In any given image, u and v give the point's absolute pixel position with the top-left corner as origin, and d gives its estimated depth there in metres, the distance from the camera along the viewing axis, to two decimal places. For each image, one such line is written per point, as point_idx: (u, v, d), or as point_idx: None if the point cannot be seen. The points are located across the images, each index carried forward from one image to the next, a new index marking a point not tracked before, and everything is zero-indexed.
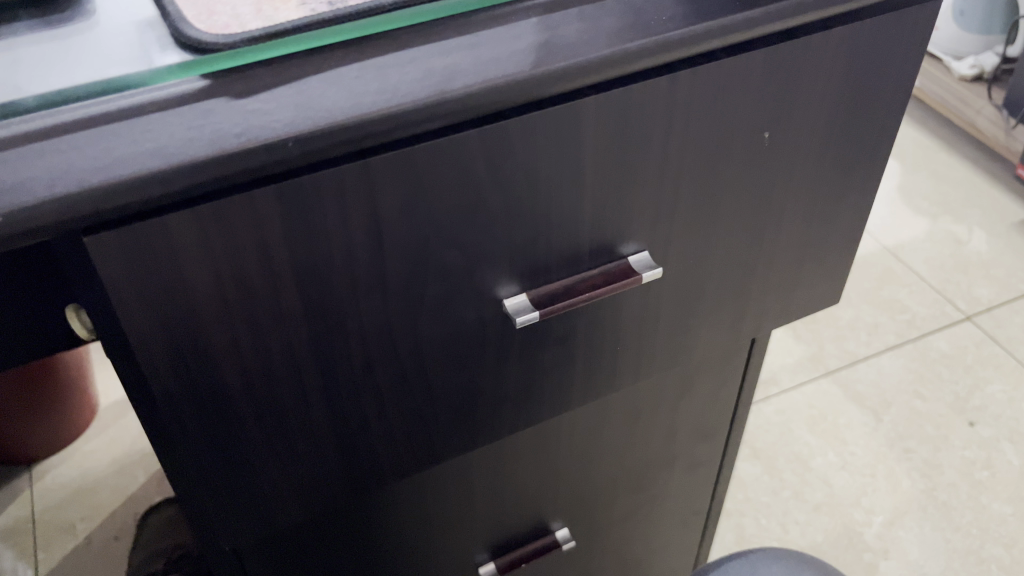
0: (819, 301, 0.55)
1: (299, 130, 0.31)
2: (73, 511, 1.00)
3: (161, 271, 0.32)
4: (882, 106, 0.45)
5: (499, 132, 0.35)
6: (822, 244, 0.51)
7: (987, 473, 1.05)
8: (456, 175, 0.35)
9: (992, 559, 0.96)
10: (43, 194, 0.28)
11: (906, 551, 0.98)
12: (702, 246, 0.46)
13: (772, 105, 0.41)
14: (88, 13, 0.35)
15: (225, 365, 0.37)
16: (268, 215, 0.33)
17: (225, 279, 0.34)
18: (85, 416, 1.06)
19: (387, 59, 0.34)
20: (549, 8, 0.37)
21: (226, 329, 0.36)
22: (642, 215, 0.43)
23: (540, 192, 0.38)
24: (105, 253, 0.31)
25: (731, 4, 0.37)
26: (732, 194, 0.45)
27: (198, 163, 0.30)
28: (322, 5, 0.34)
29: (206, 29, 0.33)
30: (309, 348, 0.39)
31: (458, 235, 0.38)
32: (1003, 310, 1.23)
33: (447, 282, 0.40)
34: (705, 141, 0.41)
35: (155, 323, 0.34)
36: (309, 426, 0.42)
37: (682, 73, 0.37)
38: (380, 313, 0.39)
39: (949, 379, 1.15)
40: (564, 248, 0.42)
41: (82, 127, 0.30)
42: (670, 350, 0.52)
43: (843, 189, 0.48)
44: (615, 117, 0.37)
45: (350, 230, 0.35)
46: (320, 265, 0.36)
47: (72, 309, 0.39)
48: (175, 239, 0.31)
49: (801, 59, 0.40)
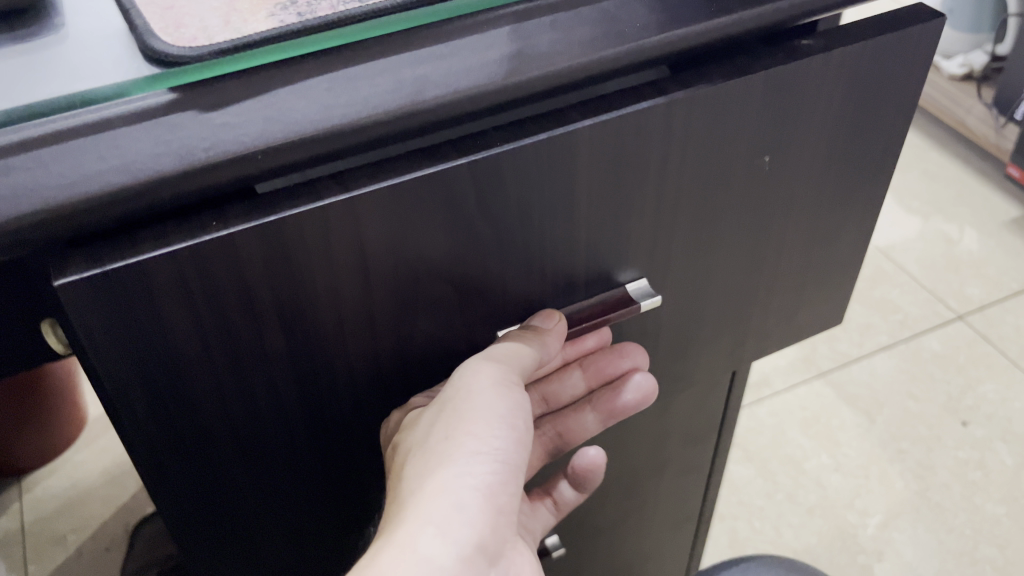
0: (820, 322, 0.55)
1: (267, 142, 0.31)
2: (63, 523, 0.99)
3: (138, 316, 0.32)
4: (884, 128, 0.45)
5: (490, 163, 0.35)
6: (824, 262, 0.51)
7: (980, 474, 1.04)
8: (445, 210, 0.35)
9: (986, 560, 0.96)
10: (10, 213, 0.28)
11: (900, 553, 0.97)
12: (705, 270, 0.46)
13: (773, 130, 0.41)
14: (58, 27, 0.35)
15: (207, 407, 0.36)
16: (248, 257, 0.32)
17: (207, 324, 0.33)
18: (75, 425, 1.05)
19: (358, 70, 0.33)
20: (522, 17, 0.36)
21: (207, 372, 0.35)
22: (639, 243, 0.42)
23: (534, 222, 0.38)
24: (77, 299, 0.30)
25: (707, 9, 0.37)
26: (733, 221, 0.45)
27: (163, 179, 0.30)
28: (291, 16, 0.34)
29: (173, 42, 0.32)
30: (295, 386, 0.38)
31: (449, 270, 0.38)
32: (995, 309, 1.22)
33: (439, 316, 0.40)
34: (704, 165, 0.41)
35: (133, 368, 0.33)
36: (296, 455, 0.42)
37: (677, 98, 0.37)
38: (368, 348, 0.39)
39: (942, 378, 1.15)
40: (559, 276, 0.42)
41: (47, 143, 0.29)
42: (669, 375, 0.53)
43: (845, 211, 0.48)
44: (607, 147, 0.37)
45: (337, 272, 0.35)
46: (305, 304, 0.35)
47: (48, 324, 0.39)
48: (151, 283, 0.31)
49: (802, 82, 0.40)
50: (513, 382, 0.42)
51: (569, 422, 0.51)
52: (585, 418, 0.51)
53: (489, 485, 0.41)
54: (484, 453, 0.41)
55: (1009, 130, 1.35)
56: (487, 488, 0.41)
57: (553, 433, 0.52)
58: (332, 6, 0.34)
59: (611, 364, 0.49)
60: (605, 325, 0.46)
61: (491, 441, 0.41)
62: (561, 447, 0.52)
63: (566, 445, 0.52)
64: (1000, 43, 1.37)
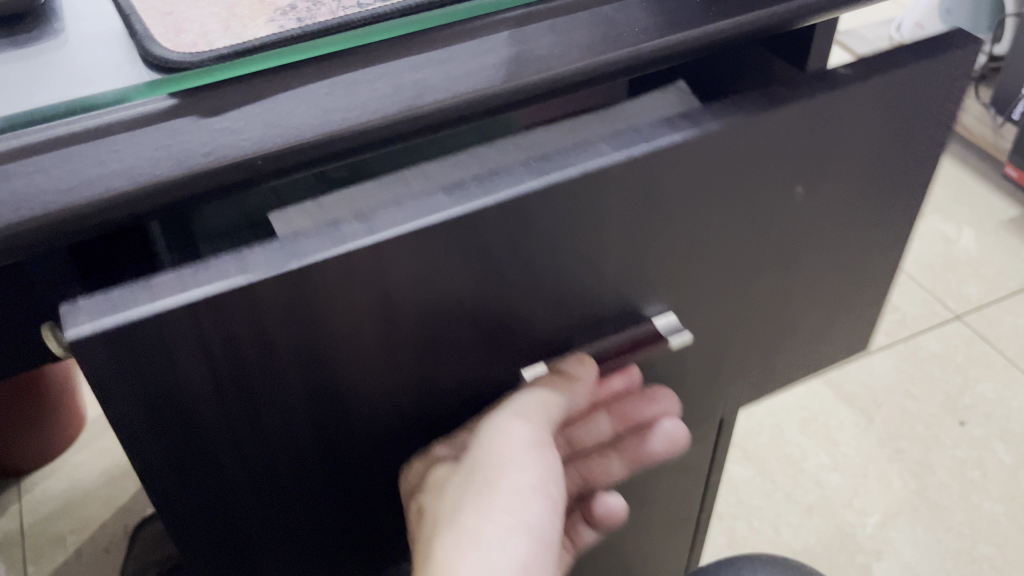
0: (846, 345, 0.55)
1: (266, 149, 0.31)
2: (62, 524, 0.99)
3: (153, 372, 0.30)
4: (914, 154, 0.45)
5: (522, 204, 0.33)
6: (850, 288, 0.51)
7: (978, 473, 1.05)
8: (476, 254, 0.34)
9: (984, 559, 0.96)
10: (10, 218, 0.28)
11: (898, 552, 0.98)
12: (736, 300, 0.46)
13: (807, 161, 0.41)
14: (58, 32, 0.35)
15: (223, 459, 0.35)
16: (269, 308, 0.31)
17: (225, 378, 0.32)
18: (74, 425, 1.05)
19: (356, 75, 0.33)
20: (521, 21, 0.36)
21: (223, 425, 0.33)
22: (669, 279, 0.41)
23: (563, 264, 0.37)
24: (88, 356, 0.28)
25: (705, 14, 0.37)
26: (765, 252, 0.44)
27: (162, 184, 0.30)
28: (291, 21, 0.34)
29: (173, 48, 0.33)
30: (316, 434, 0.37)
31: (478, 313, 0.36)
32: (993, 309, 1.23)
33: (465, 359, 0.38)
34: (739, 198, 0.40)
35: (148, 423, 0.32)
36: (314, 500, 0.40)
37: (716, 130, 0.36)
38: (392, 393, 0.37)
39: (940, 378, 1.15)
40: (590, 313, 0.40)
41: (46, 150, 0.30)
42: (693, 399, 0.53)
43: (873, 236, 0.48)
44: (645, 183, 0.36)
45: (362, 320, 0.33)
46: (328, 356, 0.34)
47: (48, 329, 0.38)
48: (166, 338, 0.29)
49: (836, 111, 0.39)
50: (544, 446, 0.41)
51: (593, 466, 0.50)
52: (610, 463, 0.50)
53: (524, 563, 0.39)
54: (516, 526, 0.40)
55: (1006, 131, 1.35)
56: (522, 567, 0.39)
57: (576, 477, 0.50)
58: (332, 12, 0.35)
59: (639, 409, 0.48)
60: (635, 365, 0.46)
61: (523, 514, 0.40)
62: (584, 491, 0.51)
63: (590, 488, 0.51)
64: (999, 43, 1.38)
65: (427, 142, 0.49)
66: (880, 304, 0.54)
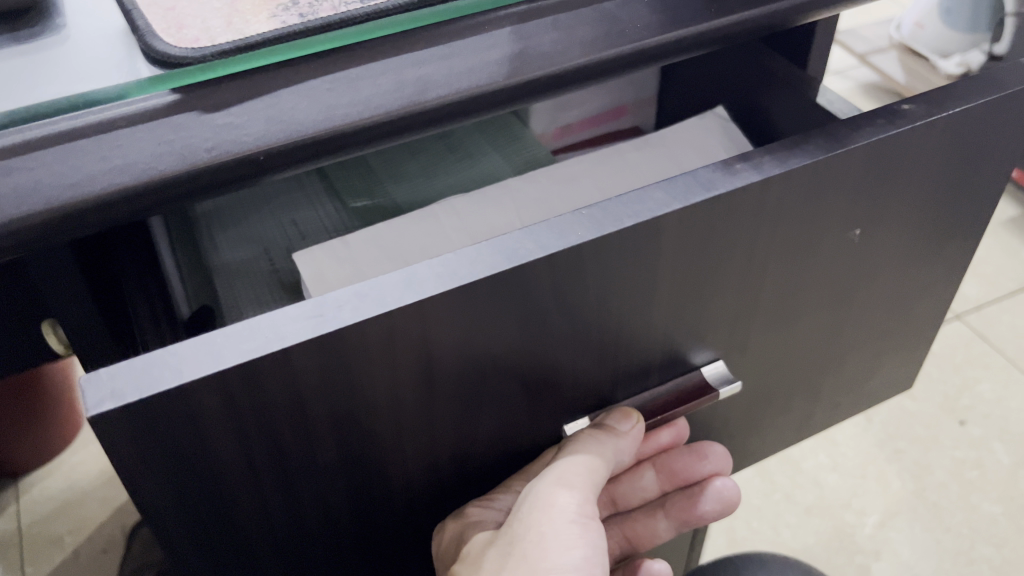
0: (893, 373, 0.54)
1: (269, 144, 0.31)
2: (60, 524, 0.93)
3: (181, 442, 0.29)
4: (979, 190, 0.43)
5: (573, 255, 0.32)
6: (901, 319, 0.50)
7: (977, 473, 0.94)
8: (522, 311, 0.33)
9: (983, 559, 0.86)
10: (12, 214, 0.28)
11: (897, 552, 0.87)
12: (785, 340, 0.45)
13: (866, 207, 0.39)
14: (59, 28, 0.35)
15: (248, 518, 0.34)
16: (304, 376, 0.30)
17: (255, 443, 0.31)
18: (73, 422, 0.99)
19: (358, 71, 0.33)
20: (523, 17, 0.36)
21: (250, 486, 0.33)
22: (718, 322, 0.41)
23: (611, 314, 0.36)
24: (114, 430, 0.27)
25: (707, 10, 0.37)
26: (816, 294, 0.43)
27: (165, 180, 0.30)
28: (293, 17, 0.34)
29: (175, 43, 0.32)
30: (345, 489, 0.36)
31: (517, 368, 0.36)
32: (992, 308, 1.12)
33: (499, 411, 0.37)
34: (794, 244, 0.39)
35: (172, 489, 0.31)
36: (340, 551, 0.39)
37: (776, 178, 0.35)
38: (424, 446, 0.36)
39: (937, 378, 1.04)
40: (640, 359, 0.40)
41: (49, 145, 0.30)
42: (739, 432, 0.52)
43: (929, 270, 0.47)
44: (698, 232, 0.35)
45: (399, 382, 0.32)
46: (361, 417, 0.33)
47: (49, 324, 0.41)
48: (196, 409, 0.28)
49: (900, 154, 0.37)
50: (588, 518, 0.42)
51: (640, 524, 0.54)
52: (658, 522, 0.54)
53: None
54: None
55: None
56: None
57: (623, 534, 0.55)
58: (334, 7, 0.34)
59: (691, 466, 0.50)
60: (680, 419, 0.48)
61: None
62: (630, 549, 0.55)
63: (637, 546, 0.55)
64: None
65: (443, 158, 0.60)
66: (930, 333, 0.53)
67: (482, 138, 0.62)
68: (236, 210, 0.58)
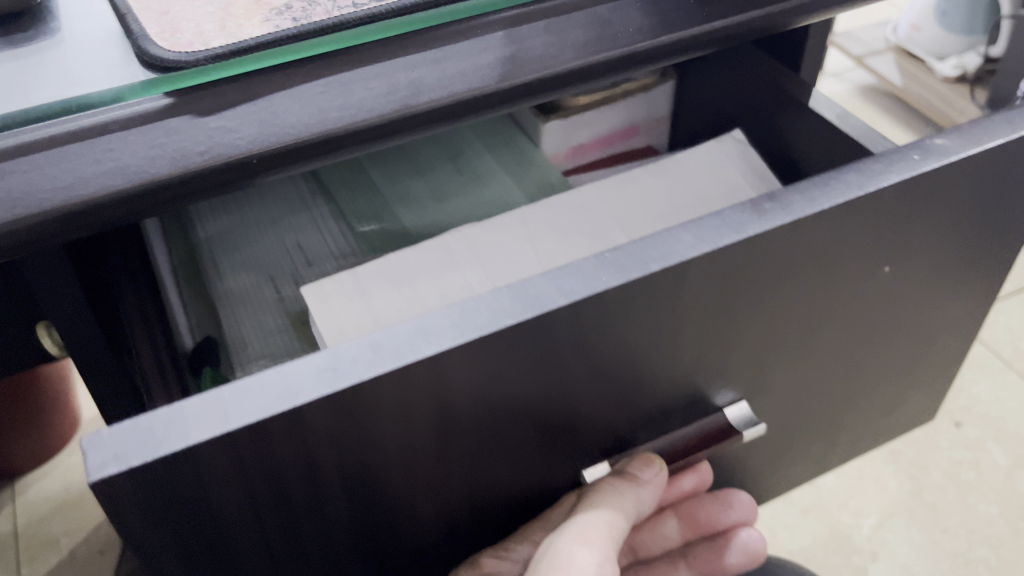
0: (918, 397, 0.54)
1: (262, 147, 0.31)
2: (57, 525, 0.90)
3: (187, 495, 0.29)
4: (1012, 220, 0.42)
5: (597, 301, 0.31)
6: (928, 348, 0.50)
7: (974, 474, 0.90)
8: (541, 357, 0.32)
9: (981, 560, 0.83)
10: (5, 216, 0.28)
11: (893, 553, 0.84)
12: (807, 373, 0.45)
13: (894, 248, 0.39)
14: (54, 31, 0.35)
15: (254, 563, 0.34)
16: (315, 432, 0.29)
17: (264, 497, 0.31)
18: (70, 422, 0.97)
19: (351, 75, 0.33)
20: (516, 21, 0.36)
21: (256, 533, 0.32)
22: (739, 359, 0.40)
23: (631, 353, 0.36)
24: (120, 492, 0.27)
25: (697, 14, 0.37)
26: (839, 329, 0.43)
27: (158, 183, 0.30)
28: (286, 21, 0.34)
29: (169, 47, 0.33)
30: (355, 534, 0.36)
31: (530, 412, 0.35)
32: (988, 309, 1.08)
33: (511, 453, 0.37)
34: (819, 282, 0.38)
35: (178, 537, 0.31)
36: None
37: (806, 219, 0.34)
38: (434, 488, 0.36)
39: None
40: (666, 396, 0.40)
41: (43, 149, 0.30)
42: (759, 455, 0.52)
43: (956, 300, 0.46)
44: (724, 275, 0.34)
45: (412, 432, 0.32)
46: (372, 465, 0.32)
47: (44, 328, 0.41)
48: (205, 468, 0.28)
49: (931, 195, 0.37)
50: None
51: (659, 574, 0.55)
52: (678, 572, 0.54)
53: None
54: None
55: None
56: None
57: None
58: (327, 12, 0.34)
59: (717, 513, 0.52)
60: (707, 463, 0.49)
61: None
62: None
63: None
64: None
65: (447, 179, 0.60)
66: (959, 359, 0.53)
67: (489, 153, 0.62)
68: (238, 235, 0.58)
